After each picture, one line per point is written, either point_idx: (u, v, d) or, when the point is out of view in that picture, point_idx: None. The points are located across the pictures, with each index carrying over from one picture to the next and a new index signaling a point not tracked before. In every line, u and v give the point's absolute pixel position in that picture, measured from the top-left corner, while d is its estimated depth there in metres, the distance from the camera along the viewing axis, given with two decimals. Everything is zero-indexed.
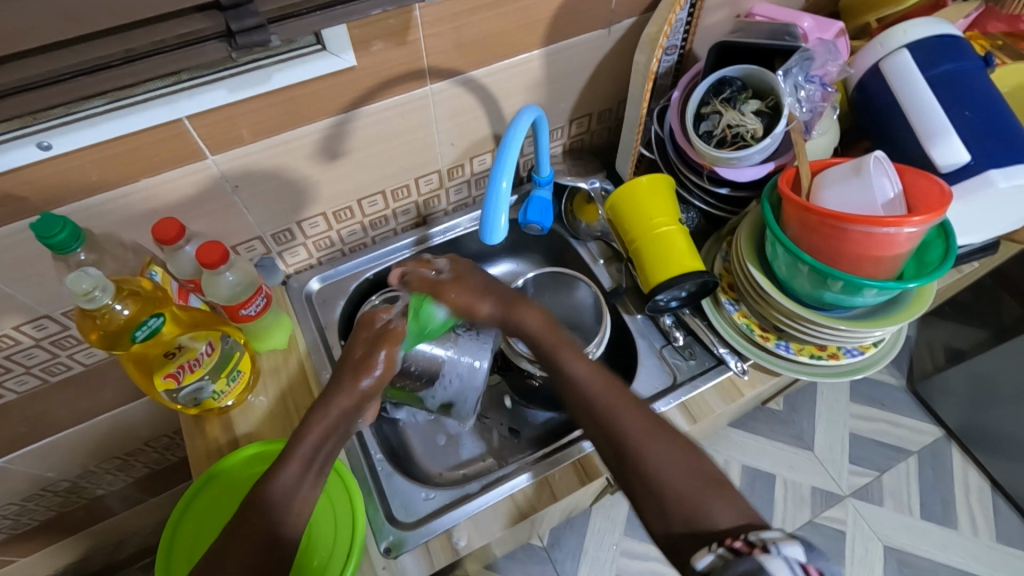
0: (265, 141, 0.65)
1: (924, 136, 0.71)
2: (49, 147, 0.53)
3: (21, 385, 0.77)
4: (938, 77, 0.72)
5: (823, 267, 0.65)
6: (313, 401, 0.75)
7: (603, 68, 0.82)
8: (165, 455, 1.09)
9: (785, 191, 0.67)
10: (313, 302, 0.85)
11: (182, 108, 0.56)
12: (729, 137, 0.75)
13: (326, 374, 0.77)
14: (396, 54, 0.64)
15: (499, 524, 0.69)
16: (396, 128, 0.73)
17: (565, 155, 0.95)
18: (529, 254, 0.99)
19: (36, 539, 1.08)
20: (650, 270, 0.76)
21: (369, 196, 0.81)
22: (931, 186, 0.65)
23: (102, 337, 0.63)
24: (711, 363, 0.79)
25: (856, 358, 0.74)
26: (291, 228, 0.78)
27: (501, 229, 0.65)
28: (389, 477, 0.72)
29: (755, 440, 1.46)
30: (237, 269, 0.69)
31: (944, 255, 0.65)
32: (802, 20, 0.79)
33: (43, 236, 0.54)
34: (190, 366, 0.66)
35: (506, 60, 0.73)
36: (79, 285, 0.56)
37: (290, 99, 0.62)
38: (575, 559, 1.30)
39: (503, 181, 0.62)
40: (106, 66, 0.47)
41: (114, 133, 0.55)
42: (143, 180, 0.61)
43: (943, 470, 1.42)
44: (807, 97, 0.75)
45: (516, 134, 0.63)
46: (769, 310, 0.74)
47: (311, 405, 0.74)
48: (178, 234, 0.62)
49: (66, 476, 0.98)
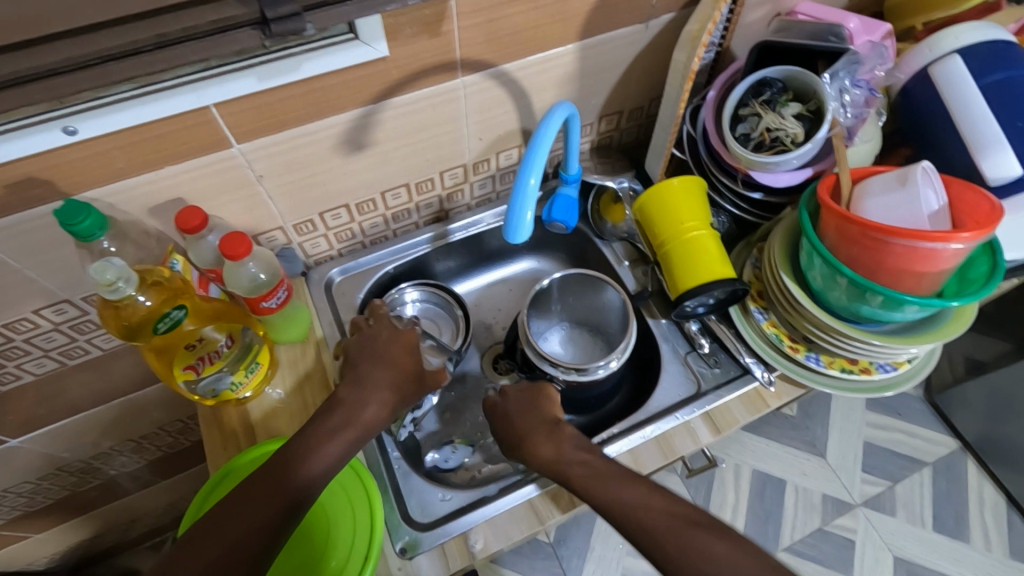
0: (290, 131, 0.63)
1: (974, 147, 0.68)
2: (75, 132, 0.52)
3: (39, 367, 0.77)
4: (988, 87, 0.69)
5: (862, 280, 0.63)
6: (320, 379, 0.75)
7: (638, 64, 0.79)
8: (178, 438, 1.09)
9: (825, 198, 0.65)
10: (332, 294, 0.83)
11: (209, 96, 0.54)
12: (767, 140, 0.72)
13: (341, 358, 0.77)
14: (429, 45, 0.62)
15: (515, 528, 0.68)
16: (424, 119, 0.71)
17: (592, 152, 0.93)
18: (551, 252, 0.97)
19: (48, 517, 1.09)
20: (677, 275, 0.75)
21: (393, 188, 0.79)
22: (979, 200, 0.62)
23: (124, 328, 0.62)
24: (737, 372, 0.77)
25: (889, 373, 0.72)
26: (314, 219, 0.77)
27: (526, 227, 0.62)
28: (405, 476, 0.72)
29: (768, 444, 1.44)
30: (259, 260, 0.68)
31: (990, 271, 0.62)
32: (848, 21, 0.75)
33: (67, 222, 0.53)
34: (209, 358, 0.66)
35: (539, 55, 0.71)
36: (103, 275, 0.55)
37: (318, 89, 0.60)
38: (582, 557, 1.29)
39: (532, 177, 0.59)
40: (137, 51, 0.45)
41: (140, 119, 0.53)
42: (168, 167, 0.60)
43: (958, 482, 1.40)
44: (852, 101, 0.71)
45: (548, 129, 0.60)
46: (799, 320, 0.72)
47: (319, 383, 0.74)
48: (201, 223, 0.61)
49: (79, 457, 0.98)
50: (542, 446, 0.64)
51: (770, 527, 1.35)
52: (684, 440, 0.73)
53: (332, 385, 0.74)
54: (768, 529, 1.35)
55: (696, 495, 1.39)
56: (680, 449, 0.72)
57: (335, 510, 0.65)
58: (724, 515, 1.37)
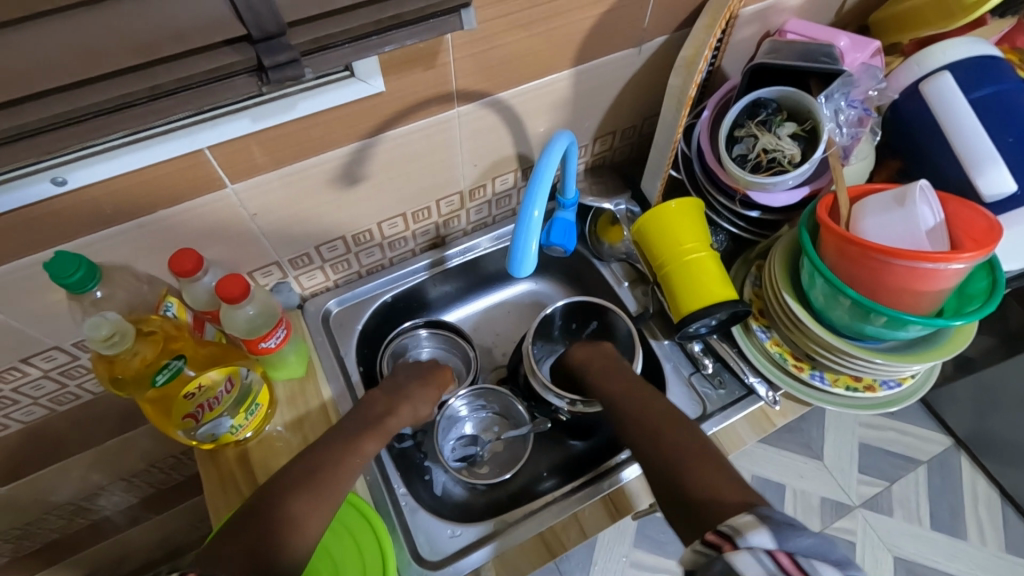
0: (283, 169, 0.62)
1: (970, 163, 0.68)
2: (64, 183, 0.50)
3: (28, 415, 0.75)
4: (979, 102, 0.70)
5: (865, 301, 0.63)
6: (323, 414, 0.74)
7: (631, 85, 0.79)
8: (171, 473, 1.06)
9: (824, 220, 0.65)
10: (330, 327, 0.82)
11: (201, 139, 0.53)
12: (764, 161, 0.72)
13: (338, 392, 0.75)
14: (425, 77, 0.61)
15: (527, 561, 0.67)
16: (420, 150, 0.70)
17: (586, 171, 0.93)
18: (548, 272, 0.97)
19: (38, 559, 1.06)
20: (680, 298, 0.74)
21: (389, 219, 0.78)
22: (977, 218, 0.63)
23: (117, 381, 0.60)
24: (742, 392, 0.78)
25: (892, 389, 0.72)
26: (309, 253, 0.75)
27: (530, 260, 0.62)
28: (413, 512, 0.70)
29: (765, 452, 1.45)
30: (256, 302, 0.67)
31: (990, 288, 0.63)
32: (838, 39, 0.75)
33: (58, 276, 0.51)
34: (209, 404, 0.63)
35: (535, 82, 0.71)
36: (98, 330, 0.53)
37: (312, 126, 0.59)
38: (585, 571, 1.29)
39: (536, 207, 0.59)
40: (130, 103, 0.44)
41: (131, 166, 0.52)
42: (159, 210, 0.58)
43: (952, 479, 1.42)
44: (846, 121, 0.72)
45: (550, 161, 0.59)
46: (802, 339, 0.72)
47: (321, 415, 0.73)
48: (195, 266, 0.60)
49: (70, 499, 0.95)
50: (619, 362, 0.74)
51: None
52: None
53: (334, 419, 0.73)
54: None
55: None
56: None
57: (346, 556, 0.63)
58: None
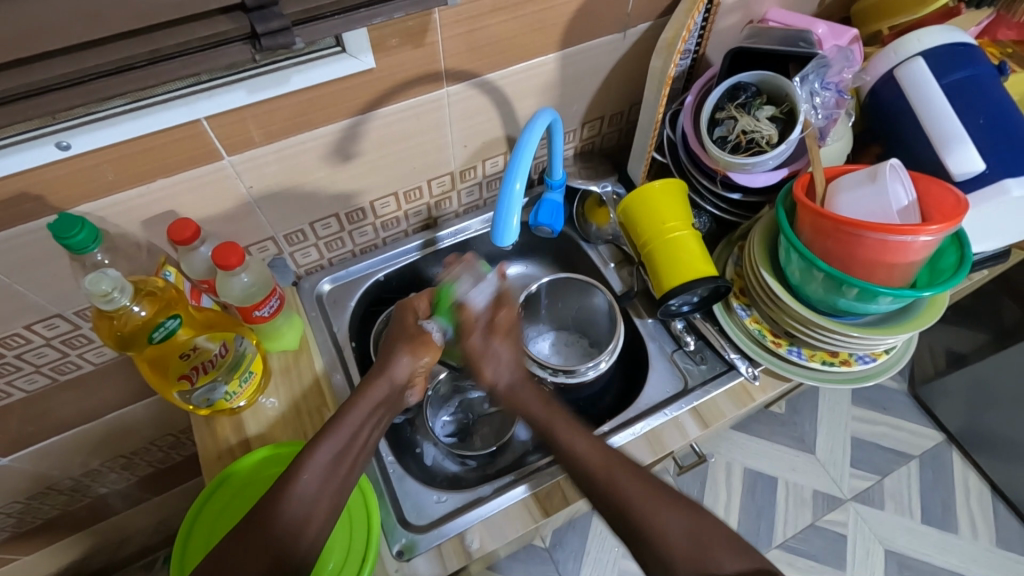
0: (278, 143, 0.64)
1: (939, 144, 0.71)
2: (68, 147, 0.53)
3: (30, 383, 0.77)
4: (951, 85, 0.72)
5: (838, 274, 0.65)
6: (321, 396, 0.75)
7: (617, 70, 0.82)
8: (169, 453, 1.08)
9: (800, 197, 0.67)
10: (324, 303, 0.84)
11: (199, 109, 0.56)
12: (743, 142, 0.75)
13: (337, 377, 0.77)
14: (414, 56, 0.64)
15: (510, 527, 0.69)
16: (410, 129, 0.72)
17: (576, 157, 0.95)
18: (538, 256, 0.99)
19: (38, 538, 1.08)
20: (662, 274, 0.76)
21: (382, 198, 0.81)
22: (945, 194, 0.65)
23: (118, 339, 0.63)
24: (723, 367, 0.79)
25: (867, 364, 0.74)
26: (303, 229, 0.78)
27: (513, 232, 0.64)
28: (400, 479, 0.73)
29: (757, 443, 1.46)
30: (251, 270, 0.69)
31: (959, 262, 0.65)
32: (816, 26, 0.78)
33: (61, 236, 0.54)
34: (203, 367, 0.67)
35: (522, 63, 0.73)
36: (97, 286, 0.56)
37: (307, 100, 0.61)
38: (578, 560, 1.30)
39: (517, 182, 0.61)
40: (130, 67, 0.47)
41: (131, 133, 0.54)
42: (158, 180, 0.61)
43: (943, 473, 1.43)
44: (822, 104, 0.75)
45: (531, 135, 0.62)
46: (780, 315, 0.75)
47: (319, 403, 0.75)
48: (193, 235, 0.62)
49: (70, 475, 0.98)
50: (532, 405, 0.69)
51: (763, 524, 1.37)
52: (673, 434, 0.75)
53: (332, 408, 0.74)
54: (761, 526, 1.37)
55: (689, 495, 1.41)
56: (669, 444, 0.74)
57: (332, 516, 0.65)
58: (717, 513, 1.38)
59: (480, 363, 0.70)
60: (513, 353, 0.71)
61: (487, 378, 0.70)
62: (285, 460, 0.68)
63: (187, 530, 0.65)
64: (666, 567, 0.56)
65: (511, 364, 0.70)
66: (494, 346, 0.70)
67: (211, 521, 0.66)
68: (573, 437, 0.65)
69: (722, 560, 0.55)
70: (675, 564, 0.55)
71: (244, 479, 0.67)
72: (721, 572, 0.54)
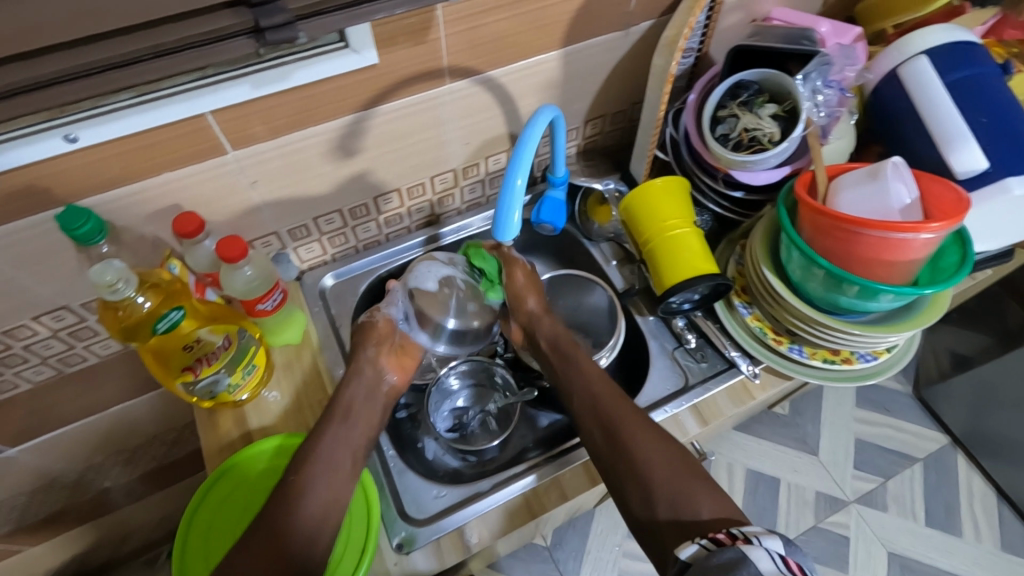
0: (282, 138, 0.65)
1: (942, 142, 0.71)
2: (75, 140, 0.54)
3: (37, 375, 0.78)
4: (954, 84, 0.72)
5: (839, 271, 0.65)
6: (320, 381, 0.76)
7: (620, 68, 0.82)
8: (173, 448, 1.09)
9: (801, 194, 0.67)
10: (327, 298, 0.85)
11: (204, 103, 0.56)
12: (745, 140, 0.75)
13: (338, 365, 0.78)
14: (417, 53, 0.65)
15: (509, 522, 0.69)
16: (413, 125, 0.73)
17: (578, 155, 0.95)
18: (539, 253, 0.99)
19: (43, 530, 1.08)
20: (663, 271, 0.77)
21: (384, 194, 0.81)
22: (947, 192, 0.65)
23: (123, 329, 0.64)
24: (723, 365, 0.79)
25: (868, 363, 0.74)
26: (307, 225, 0.79)
27: (514, 226, 0.65)
28: (400, 473, 0.73)
29: (759, 443, 1.46)
30: (255, 264, 0.70)
31: (961, 261, 0.65)
32: (819, 25, 0.79)
33: (67, 227, 0.54)
34: (208, 359, 0.67)
35: (525, 61, 0.74)
36: (102, 277, 0.56)
37: (311, 95, 0.62)
38: (579, 560, 1.30)
39: (518, 176, 0.62)
40: (136, 60, 0.47)
41: (137, 127, 0.55)
42: (164, 173, 0.61)
43: (948, 476, 1.42)
44: (824, 102, 0.75)
45: (533, 131, 0.62)
46: (781, 313, 0.74)
47: (319, 386, 0.76)
48: (198, 228, 0.63)
49: (75, 468, 0.99)
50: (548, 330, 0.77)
51: (765, 525, 1.37)
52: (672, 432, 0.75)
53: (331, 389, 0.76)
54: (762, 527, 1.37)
55: None
56: None
57: None
58: None
59: (519, 292, 0.78)
60: (539, 303, 0.79)
61: (522, 305, 0.78)
62: (292, 451, 0.69)
63: (192, 514, 0.67)
64: (650, 511, 0.58)
65: (535, 296, 0.78)
66: (518, 262, 0.79)
67: (213, 509, 0.67)
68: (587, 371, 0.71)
69: (701, 503, 0.57)
70: (657, 500, 0.58)
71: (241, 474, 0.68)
72: (696, 516, 0.56)
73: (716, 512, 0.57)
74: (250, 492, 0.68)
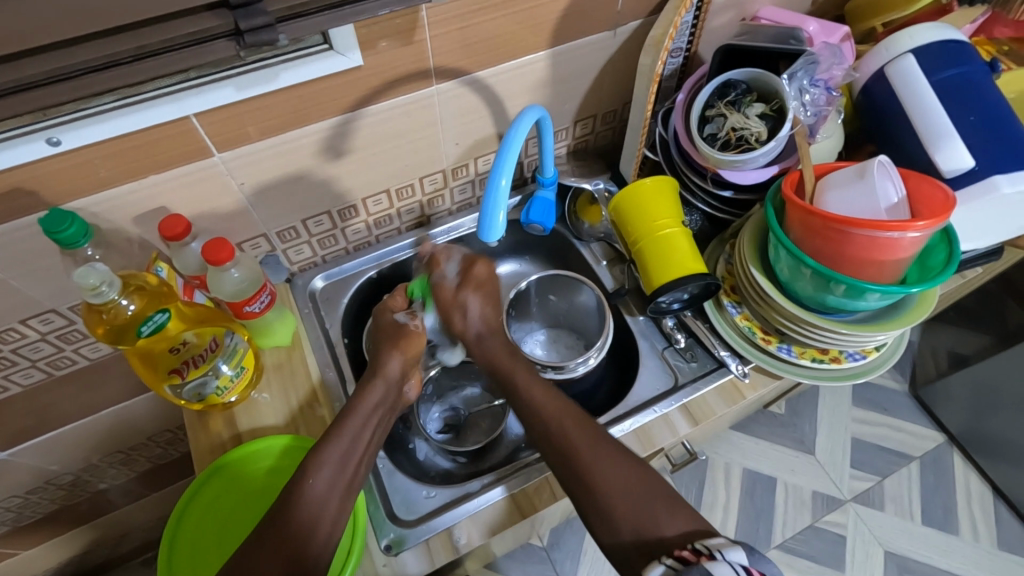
0: (269, 140, 0.65)
1: (929, 140, 0.71)
2: (59, 143, 0.54)
3: (27, 378, 0.78)
4: (942, 82, 0.72)
5: (826, 270, 0.65)
6: (319, 404, 0.75)
7: (609, 68, 0.82)
8: (168, 449, 1.09)
9: (788, 194, 0.67)
10: (317, 300, 0.85)
11: (189, 106, 0.56)
12: (733, 139, 0.75)
13: (332, 376, 0.77)
14: (403, 54, 0.65)
15: (498, 523, 0.69)
16: (401, 127, 0.73)
17: (569, 156, 0.95)
18: (531, 254, 0.99)
19: (39, 532, 1.09)
20: (652, 271, 0.77)
21: (374, 195, 0.81)
22: (934, 191, 0.65)
23: (109, 331, 0.63)
24: (713, 365, 0.79)
25: (857, 362, 0.74)
26: (296, 226, 0.79)
27: (498, 228, 0.64)
28: (390, 474, 0.73)
29: (755, 443, 1.46)
30: (242, 266, 0.69)
31: (948, 259, 0.65)
32: (807, 24, 0.78)
33: (52, 230, 0.54)
34: (194, 361, 0.68)
35: (512, 61, 0.74)
36: (86, 279, 0.56)
37: (298, 97, 0.62)
38: (575, 560, 1.30)
39: (503, 177, 0.62)
40: (117, 63, 0.47)
41: (121, 129, 0.55)
42: (150, 176, 0.62)
43: (944, 474, 1.42)
44: (811, 101, 0.75)
45: (517, 132, 0.62)
46: (770, 312, 0.74)
47: (317, 409, 0.74)
48: (184, 231, 0.63)
49: (69, 470, 0.99)
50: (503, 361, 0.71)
51: (761, 524, 1.37)
52: (662, 432, 0.75)
53: (330, 420, 0.73)
54: (758, 526, 1.36)
55: (687, 495, 1.41)
56: (658, 441, 0.74)
57: None
58: (715, 513, 1.38)
59: (457, 306, 0.74)
60: (483, 308, 0.74)
61: (463, 316, 0.74)
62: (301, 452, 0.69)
63: (180, 514, 0.66)
64: (613, 532, 0.56)
65: (483, 314, 0.74)
66: (467, 296, 0.74)
67: (203, 510, 0.67)
68: (534, 394, 0.66)
69: (665, 525, 0.55)
70: (619, 525, 0.56)
71: (234, 472, 0.69)
72: (661, 535, 0.54)
73: (683, 528, 0.55)
74: (244, 492, 0.68)
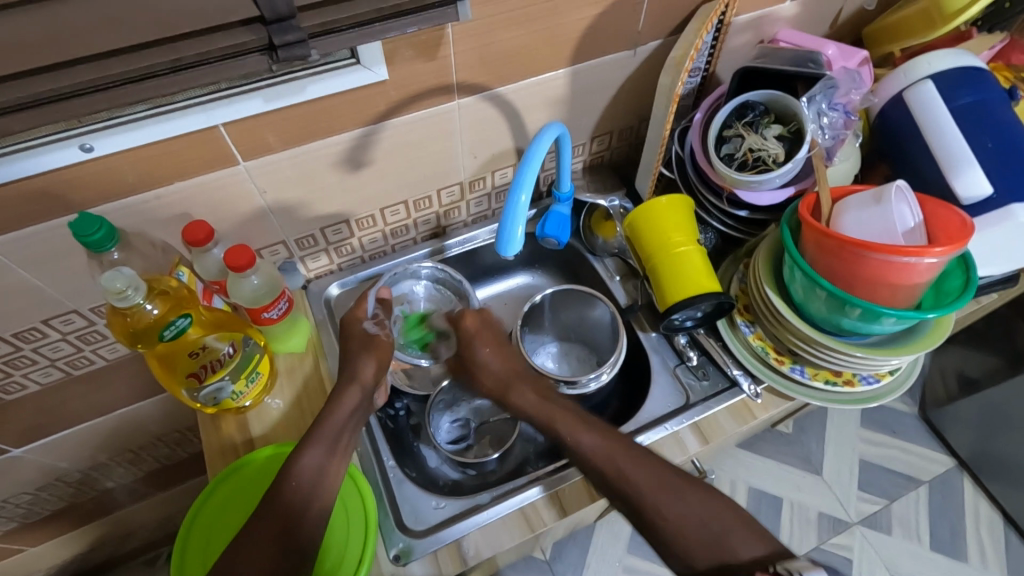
0: (294, 149, 0.66)
1: (947, 166, 0.71)
2: (91, 149, 0.55)
3: (45, 376, 0.79)
4: (960, 109, 0.72)
5: (841, 293, 0.65)
6: (318, 386, 0.77)
7: (627, 86, 0.83)
8: (176, 450, 1.10)
9: (804, 215, 0.67)
10: (331, 307, 0.86)
11: (217, 116, 0.58)
12: (749, 160, 0.76)
13: (331, 364, 0.79)
14: (426, 69, 0.66)
15: (506, 536, 0.69)
16: (421, 140, 0.74)
17: (584, 171, 0.96)
18: (543, 266, 1.00)
19: (45, 529, 1.09)
20: (666, 288, 0.77)
21: (392, 205, 0.82)
22: (952, 217, 0.65)
23: (130, 334, 0.64)
24: (725, 384, 0.79)
25: (871, 385, 0.74)
26: (314, 234, 0.80)
27: (517, 241, 0.65)
28: (400, 484, 0.73)
29: (762, 461, 1.45)
30: (262, 273, 0.71)
31: (964, 285, 0.65)
32: (825, 48, 0.80)
33: (81, 234, 0.56)
34: (212, 366, 0.68)
35: (533, 77, 0.75)
36: (113, 283, 0.57)
37: (322, 109, 0.63)
38: (577, 573, 1.29)
39: (523, 193, 0.62)
40: (153, 74, 0.49)
41: (152, 137, 0.56)
42: (176, 182, 0.63)
43: (953, 499, 1.40)
44: (829, 124, 0.75)
45: (539, 148, 0.63)
46: (783, 333, 0.75)
47: (317, 389, 0.77)
48: (207, 237, 0.64)
49: (79, 468, 1.00)
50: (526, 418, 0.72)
51: None
52: (672, 450, 0.75)
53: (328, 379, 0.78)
54: None
55: None
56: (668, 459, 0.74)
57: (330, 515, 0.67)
58: None
59: (476, 356, 0.78)
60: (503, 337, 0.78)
61: (484, 367, 0.78)
62: (282, 459, 0.69)
63: (188, 524, 0.66)
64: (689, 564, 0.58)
65: (496, 352, 0.77)
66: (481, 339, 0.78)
67: (211, 516, 0.67)
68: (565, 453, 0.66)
69: (736, 548, 0.57)
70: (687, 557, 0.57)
71: (240, 481, 0.68)
72: (737, 557, 0.57)
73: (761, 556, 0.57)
74: (252, 495, 0.67)
